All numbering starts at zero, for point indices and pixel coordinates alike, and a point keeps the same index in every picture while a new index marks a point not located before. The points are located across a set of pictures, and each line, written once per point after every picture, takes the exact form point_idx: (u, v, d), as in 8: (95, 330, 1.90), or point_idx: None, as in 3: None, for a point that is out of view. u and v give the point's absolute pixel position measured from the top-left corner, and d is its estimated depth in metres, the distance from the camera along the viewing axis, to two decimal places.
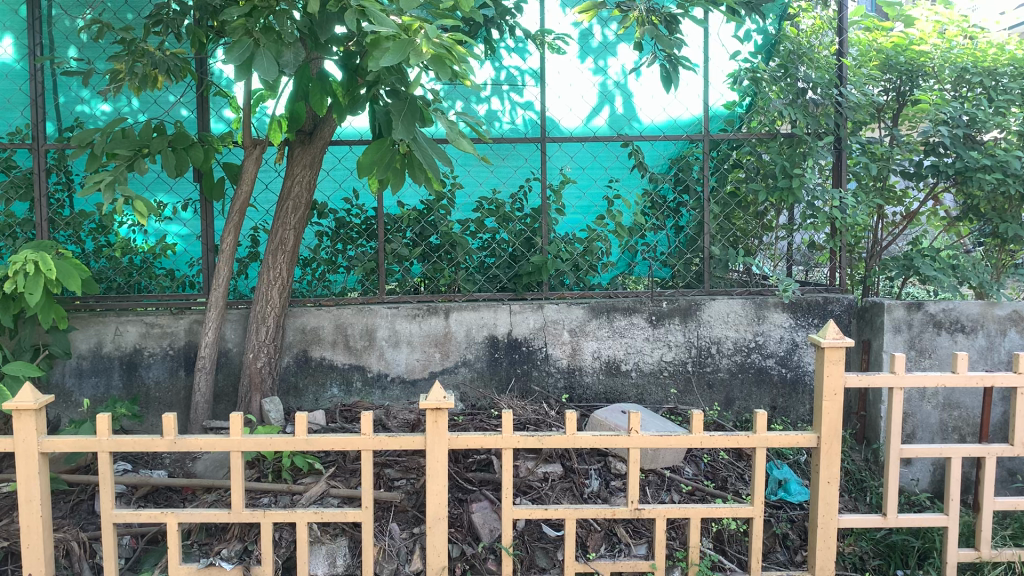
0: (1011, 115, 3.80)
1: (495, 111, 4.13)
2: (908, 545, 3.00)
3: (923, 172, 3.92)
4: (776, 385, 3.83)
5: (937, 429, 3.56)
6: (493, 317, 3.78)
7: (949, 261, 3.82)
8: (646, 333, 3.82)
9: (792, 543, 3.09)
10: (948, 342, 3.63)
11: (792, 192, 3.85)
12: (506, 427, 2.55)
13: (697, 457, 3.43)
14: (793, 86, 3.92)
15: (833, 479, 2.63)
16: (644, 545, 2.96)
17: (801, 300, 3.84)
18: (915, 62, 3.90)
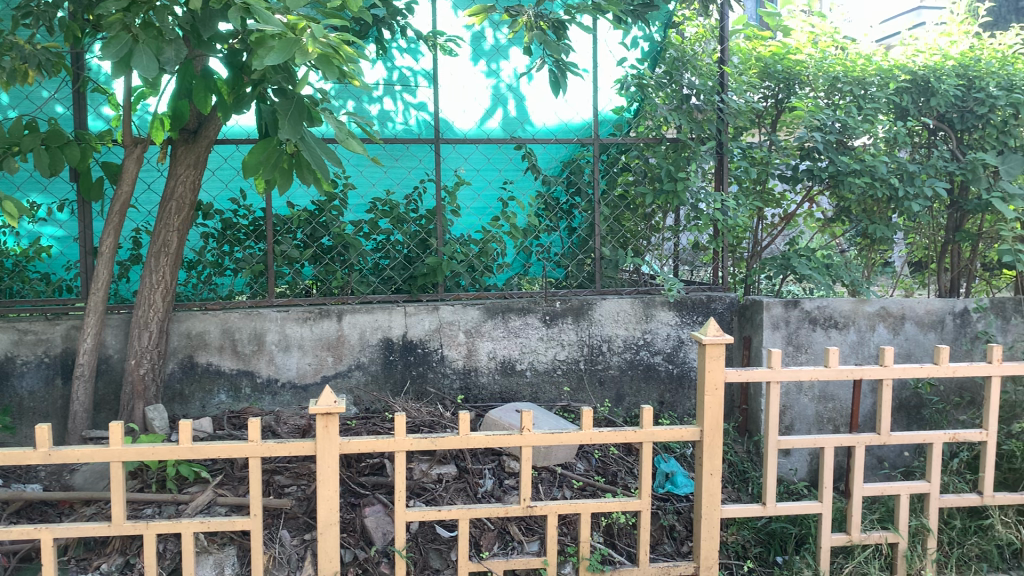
0: (878, 123, 4.00)
1: (388, 112, 4.06)
2: (787, 532, 3.14)
3: (799, 175, 4.13)
4: (664, 380, 3.95)
5: (813, 420, 3.74)
6: (387, 319, 3.75)
7: (823, 261, 4.03)
8: (540, 332, 3.87)
9: (678, 534, 3.20)
10: (822, 338, 3.81)
11: (676, 194, 4.00)
12: (399, 429, 2.57)
13: (589, 453, 3.49)
14: (678, 93, 4.04)
15: (716, 471, 2.75)
16: (537, 542, 3.01)
17: (686, 299, 3.96)
18: (791, 70, 4.07)
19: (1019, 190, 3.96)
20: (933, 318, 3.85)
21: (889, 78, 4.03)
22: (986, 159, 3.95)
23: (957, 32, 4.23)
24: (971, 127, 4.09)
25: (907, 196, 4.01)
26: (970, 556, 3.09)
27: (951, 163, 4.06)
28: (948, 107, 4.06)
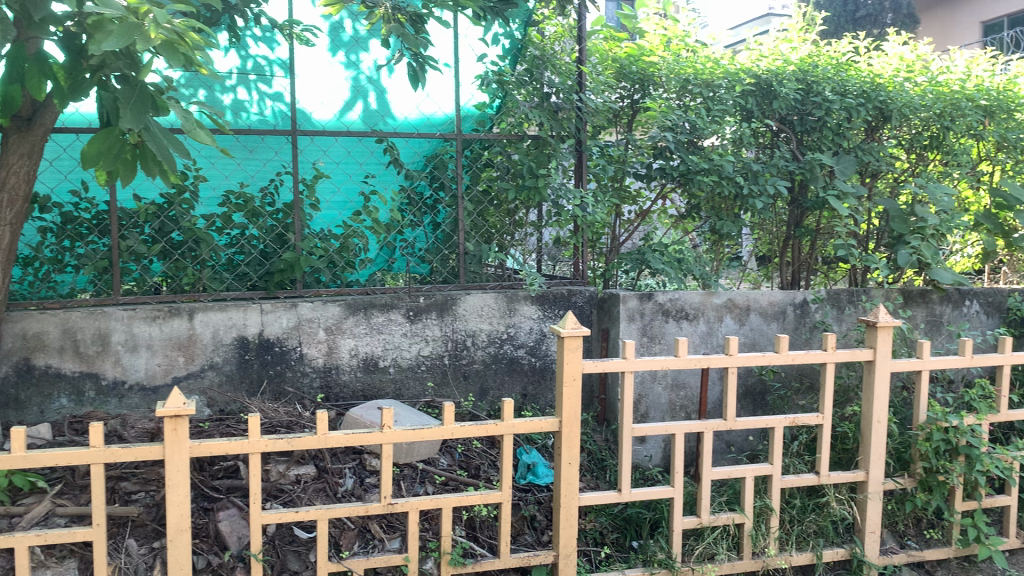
0: (725, 124, 4.21)
1: (242, 101, 3.86)
2: (642, 516, 3.25)
3: (652, 173, 4.28)
4: (527, 373, 4.00)
5: (667, 408, 3.88)
6: (242, 317, 3.63)
7: (675, 256, 4.23)
8: (404, 328, 3.83)
9: (538, 523, 3.26)
10: (674, 329, 3.96)
11: (537, 191, 4.05)
12: (254, 432, 2.50)
13: (451, 448, 3.50)
14: (538, 91, 4.13)
15: (573, 460, 2.84)
16: (398, 539, 2.98)
17: (548, 293, 4.03)
18: (645, 72, 4.22)
19: (851, 189, 4.24)
20: (775, 309, 4.07)
21: (736, 81, 4.23)
22: (822, 160, 4.22)
23: (797, 39, 4.49)
24: (809, 129, 4.36)
25: (751, 193, 4.23)
26: (809, 533, 3.30)
27: (791, 162, 4.31)
28: (789, 110, 4.30)
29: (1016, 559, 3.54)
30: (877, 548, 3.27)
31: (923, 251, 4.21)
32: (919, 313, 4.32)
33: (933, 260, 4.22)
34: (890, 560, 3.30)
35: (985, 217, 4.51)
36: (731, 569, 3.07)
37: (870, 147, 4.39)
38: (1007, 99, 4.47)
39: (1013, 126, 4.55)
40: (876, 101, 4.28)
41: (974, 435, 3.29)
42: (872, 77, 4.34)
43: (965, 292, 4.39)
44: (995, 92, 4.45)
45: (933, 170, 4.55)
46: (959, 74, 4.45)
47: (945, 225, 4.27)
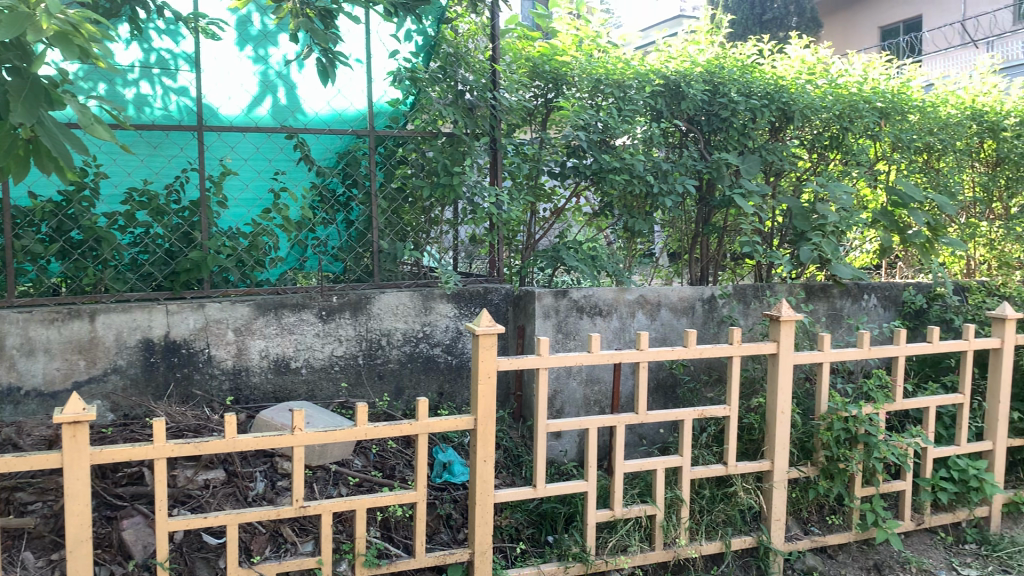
0: (636, 124, 4.28)
1: (145, 96, 3.75)
2: (557, 511, 3.29)
3: (566, 172, 4.31)
4: (443, 371, 3.99)
5: (581, 403, 3.92)
6: (146, 319, 3.51)
7: (589, 253, 4.29)
8: (316, 328, 3.77)
9: (454, 521, 3.25)
10: (588, 325, 4.00)
11: (452, 188, 4.04)
12: (159, 436, 2.42)
13: (366, 449, 3.46)
14: (453, 88, 4.09)
15: (489, 457, 2.86)
16: (311, 542, 2.94)
17: (463, 291, 4.03)
18: (558, 71, 4.24)
19: (756, 187, 4.37)
20: (685, 304, 4.17)
21: (646, 82, 4.30)
22: (728, 159, 4.34)
23: (703, 41, 4.61)
24: (715, 129, 4.47)
25: (661, 192, 4.32)
26: (718, 522, 3.38)
27: (699, 162, 4.41)
28: (697, 110, 4.41)
29: (910, 541, 3.72)
30: (782, 535, 3.39)
31: (824, 247, 4.37)
32: (821, 307, 4.48)
33: (833, 256, 4.39)
34: (794, 546, 3.43)
35: (882, 214, 4.69)
36: (643, 559, 3.14)
37: (774, 148, 4.54)
38: (901, 102, 4.71)
39: (905, 127, 4.82)
40: (779, 103, 4.42)
41: (872, 424, 3.42)
42: (776, 78, 4.48)
43: (864, 286, 4.58)
44: (891, 94, 4.66)
45: (833, 169, 4.74)
46: (856, 77, 4.67)
47: (845, 223, 4.45)
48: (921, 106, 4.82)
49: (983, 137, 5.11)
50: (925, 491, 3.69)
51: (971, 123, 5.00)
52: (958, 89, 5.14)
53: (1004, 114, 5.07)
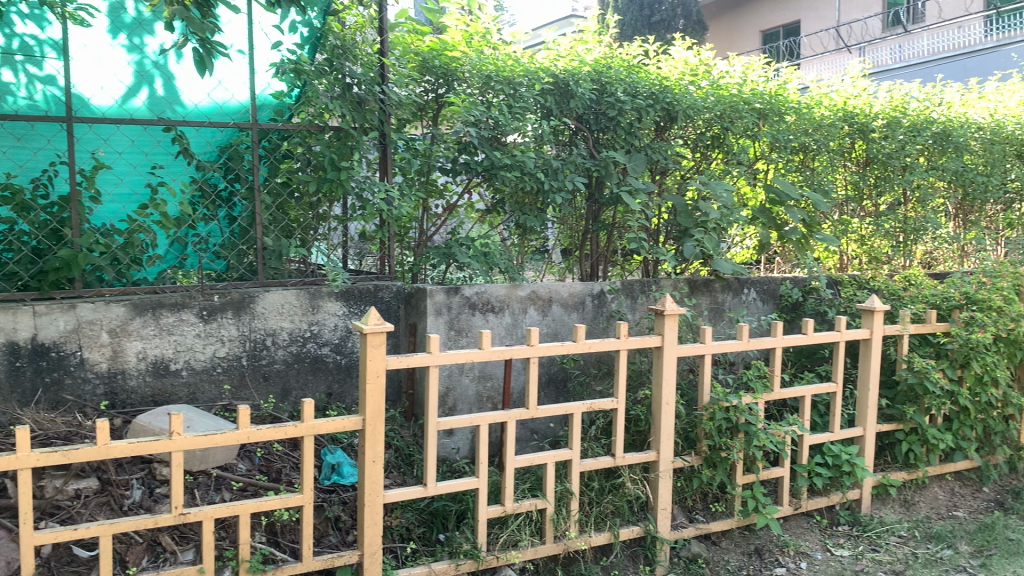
0: (527, 122, 4.26)
1: (7, 84, 3.56)
2: (448, 509, 3.27)
3: (458, 168, 4.26)
4: (331, 371, 3.91)
5: (474, 400, 3.88)
6: (11, 321, 3.31)
7: (481, 249, 4.28)
8: (197, 329, 3.64)
9: (343, 524, 3.19)
10: (481, 322, 3.94)
11: (340, 184, 3.94)
12: (22, 446, 2.28)
13: (251, 452, 3.37)
14: (340, 81, 3.95)
15: (377, 458, 2.83)
16: (192, 550, 2.83)
17: (352, 289, 3.95)
18: (448, 66, 4.21)
19: (642, 185, 4.47)
20: (575, 300, 4.21)
21: (535, 80, 4.31)
22: (615, 158, 4.41)
23: (591, 41, 4.67)
24: (603, 128, 4.54)
25: (551, 189, 4.34)
26: (606, 513, 3.44)
27: (587, 160, 4.46)
28: (585, 109, 4.45)
29: (789, 525, 3.89)
30: (668, 523, 3.48)
31: (705, 243, 4.52)
32: (703, 301, 4.62)
33: (714, 252, 4.55)
34: (680, 534, 3.52)
35: (760, 211, 4.92)
36: (534, 553, 3.16)
37: (659, 147, 4.65)
38: (778, 103, 4.90)
39: (783, 127, 5.01)
40: (664, 103, 4.52)
41: (751, 413, 3.57)
42: (660, 79, 4.59)
43: (744, 280, 4.76)
44: (768, 96, 4.83)
45: (715, 168, 4.89)
46: (737, 79, 4.83)
47: (725, 219, 4.61)
48: (797, 107, 5.03)
49: (853, 139, 5.40)
50: (802, 476, 3.85)
51: (843, 125, 5.27)
52: (831, 91, 5.41)
53: (871, 116, 5.37)
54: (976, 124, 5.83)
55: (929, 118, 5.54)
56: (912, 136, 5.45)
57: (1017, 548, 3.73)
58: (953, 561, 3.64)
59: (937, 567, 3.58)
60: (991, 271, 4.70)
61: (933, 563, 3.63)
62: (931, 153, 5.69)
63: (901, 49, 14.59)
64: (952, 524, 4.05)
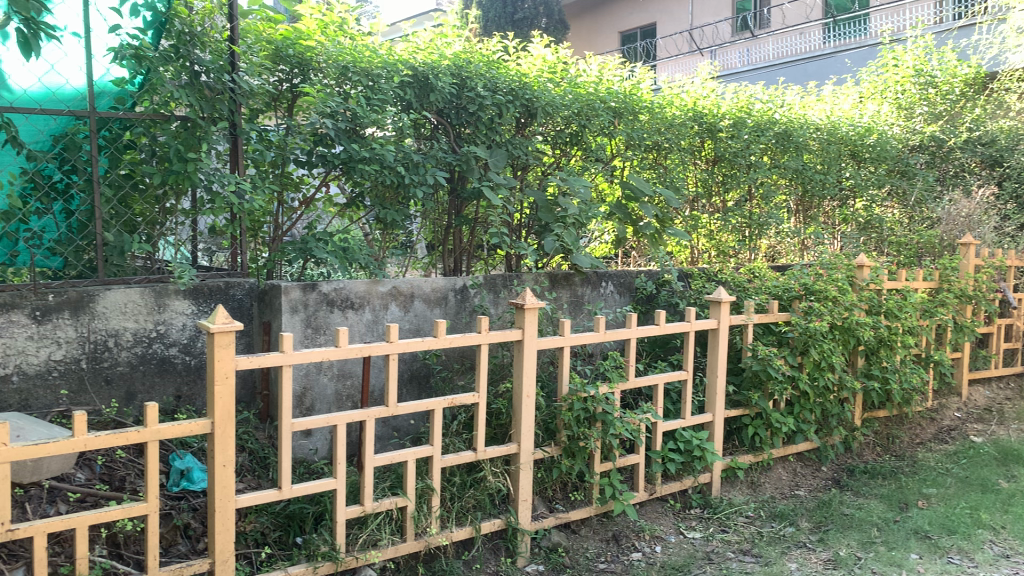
0: (386, 115, 4.13)
1: None
2: (305, 511, 3.18)
3: (313, 161, 4.13)
4: (180, 373, 3.73)
5: (333, 399, 3.78)
6: None
7: (339, 245, 4.15)
8: (29, 331, 3.39)
9: (193, 531, 3.06)
10: (340, 319, 3.84)
11: (187, 176, 3.73)
12: None
13: (91, 461, 3.18)
14: (187, 68, 3.75)
15: (228, 462, 2.73)
16: (21, 569, 2.64)
17: (201, 286, 3.78)
18: (303, 55, 4.09)
19: (504, 180, 4.48)
20: (437, 295, 4.18)
21: (394, 72, 4.23)
22: (476, 153, 4.40)
23: (450, 34, 4.65)
24: (464, 122, 4.52)
25: (412, 183, 4.28)
26: (467, 507, 3.42)
27: (449, 154, 4.43)
28: (445, 103, 4.42)
29: (645, 510, 4.01)
30: (528, 514, 3.52)
31: (565, 238, 4.59)
32: (564, 295, 4.70)
33: (573, 246, 4.64)
34: (540, 525, 3.57)
35: (617, 208, 5.00)
36: (395, 552, 3.13)
37: (519, 143, 4.67)
38: (632, 103, 5.07)
39: (637, 126, 5.16)
40: (523, 99, 4.56)
41: (607, 402, 3.64)
42: (519, 76, 4.63)
43: (602, 274, 4.88)
44: (622, 95, 5.00)
45: (574, 164, 4.99)
46: (593, 78, 5.00)
47: (583, 215, 4.71)
48: (649, 107, 5.20)
49: (702, 138, 5.63)
50: (655, 462, 4.00)
51: (693, 124, 5.49)
52: (682, 92, 5.65)
53: (719, 117, 5.62)
54: (813, 125, 6.23)
55: (772, 119, 5.86)
56: (756, 136, 5.76)
57: (851, 523, 3.99)
58: (794, 538, 3.85)
59: (780, 544, 3.79)
60: (827, 263, 5.00)
61: (776, 540, 3.83)
62: (773, 152, 6.00)
63: (749, 52, 15.30)
64: (794, 502, 4.30)
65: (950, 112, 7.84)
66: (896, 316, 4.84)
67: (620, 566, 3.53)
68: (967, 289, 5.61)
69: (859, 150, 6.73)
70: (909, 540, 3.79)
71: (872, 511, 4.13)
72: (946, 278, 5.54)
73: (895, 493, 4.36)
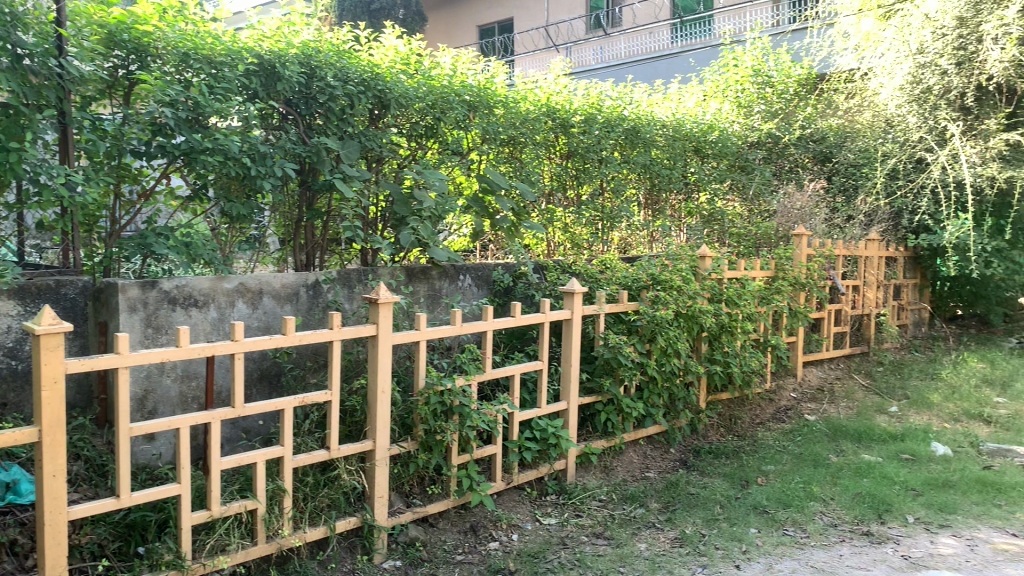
0: (231, 103, 3.99)
1: None
2: (147, 519, 3.03)
3: (153, 152, 3.88)
4: (5, 379, 3.47)
5: (177, 401, 3.61)
6: None
7: (182, 240, 3.98)
8: None
9: (21, 547, 2.87)
10: (182, 318, 3.67)
11: (9, 168, 3.41)
12: None
13: None
14: (9, 52, 3.38)
15: (58, 472, 2.56)
16: None
17: (28, 286, 3.53)
18: (140, 41, 3.83)
19: (357, 173, 4.44)
20: (287, 291, 4.07)
21: (238, 60, 4.06)
22: (327, 144, 4.30)
23: (298, 23, 4.54)
24: (314, 113, 4.41)
25: (259, 175, 4.12)
26: (321, 507, 3.36)
27: (298, 146, 4.31)
28: (292, 93, 4.29)
29: (502, 499, 4.06)
30: (384, 511, 3.50)
31: (421, 231, 4.56)
32: (421, 289, 4.68)
33: (430, 239, 4.60)
34: (397, 520, 3.55)
35: (474, 201, 5.01)
36: (244, 556, 3.04)
37: (373, 134, 4.60)
38: (486, 96, 5.13)
39: (492, 120, 5.19)
40: (375, 90, 4.50)
41: (464, 395, 3.68)
42: (370, 66, 4.58)
43: (459, 267, 4.89)
44: (476, 89, 5.05)
45: (430, 157, 4.98)
46: (446, 72, 5.01)
47: (441, 208, 4.71)
48: (504, 101, 5.26)
49: (555, 133, 5.73)
50: (512, 452, 4.05)
51: (546, 119, 5.59)
52: (535, 87, 5.77)
53: (571, 112, 5.74)
54: (660, 121, 6.46)
55: (621, 115, 6.05)
56: (605, 132, 5.94)
57: (697, 501, 4.18)
58: (644, 519, 4.00)
59: (631, 525, 3.92)
60: (673, 254, 5.20)
61: (628, 522, 3.97)
62: (623, 147, 6.20)
63: (601, 50, 15.66)
64: (644, 484, 4.46)
65: (784, 110, 8.36)
66: (735, 303, 5.13)
67: (477, 556, 3.55)
68: (800, 277, 5.98)
69: (703, 146, 7.05)
70: (750, 515, 4.01)
71: (716, 490, 4.34)
72: (781, 268, 5.88)
73: (737, 471, 4.60)
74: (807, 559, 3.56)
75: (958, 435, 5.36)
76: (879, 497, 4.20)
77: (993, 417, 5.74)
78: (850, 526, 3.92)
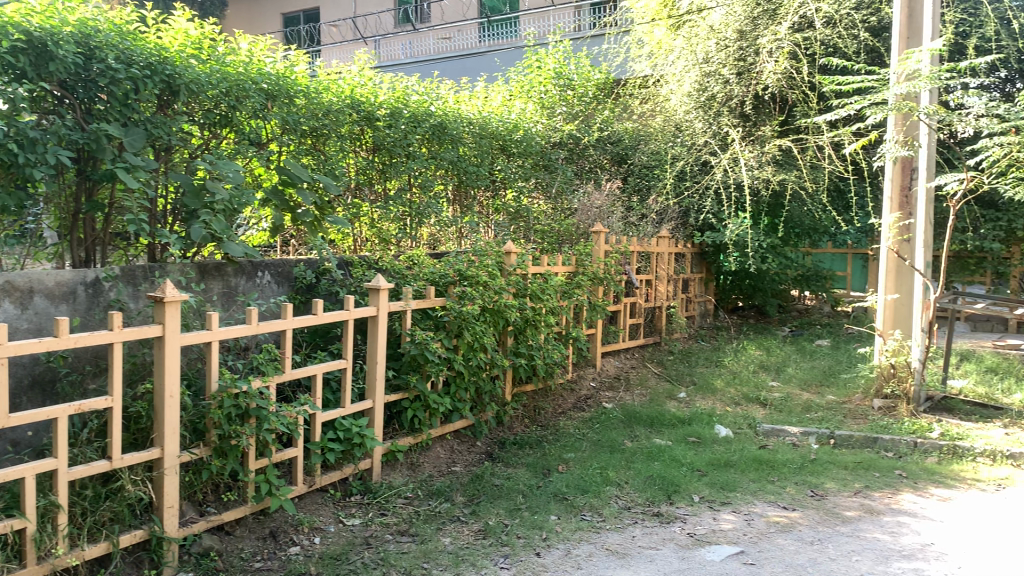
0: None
1: None
2: None
3: None
4: None
5: None
6: None
7: None
8: None
9: None
10: None
11: None
12: None
13: None
14: None
15: None
16: None
17: None
18: None
19: (142, 162, 4.09)
20: (63, 290, 3.75)
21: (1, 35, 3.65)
22: (108, 130, 3.96)
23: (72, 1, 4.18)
24: (94, 97, 4.07)
25: (29, 162, 3.74)
26: (102, 521, 3.12)
27: (74, 132, 3.95)
28: (68, 74, 3.91)
29: (304, 502, 3.94)
30: (174, 521, 3.30)
31: (213, 226, 4.25)
32: (215, 286, 4.43)
33: (224, 235, 4.32)
34: (189, 530, 3.36)
35: (273, 193, 4.76)
36: None
37: (160, 122, 4.31)
38: (286, 86, 4.98)
39: (292, 110, 5.06)
40: (162, 75, 4.21)
41: (261, 397, 3.53)
42: (157, 50, 4.28)
43: (257, 263, 4.70)
44: (274, 77, 4.88)
45: (226, 148, 4.76)
46: (242, 58, 4.80)
47: (234, 201, 4.44)
48: (306, 91, 5.14)
49: (360, 126, 5.66)
50: (314, 454, 3.94)
51: (350, 112, 5.51)
52: (339, 78, 5.66)
53: (376, 106, 5.70)
54: (466, 119, 6.53)
55: (427, 111, 6.08)
56: (412, 127, 5.93)
57: (500, 492, 4.26)
58: (449, 513, 4.02)
59: (436, 520, 3.93)
60: (479, 249, 5.25)
61: (432, 517, 3.98)
62: (430, 143, 6.23)
63: (410, 45, 15.59)
64: (449, 479, 4.49)
65: (584, 112, 8.67)
66: (539, 298, 5.29)
67: (277, 562, 3.44)
68: (598, 272, 6.24)
69: (508, 145, 7.22)
70: (550, 503, 4.13)
71: (519, 480, 4.45)
72: (582, 263, 6.11)
73: (540, 461, 4.73)
74: (602, 542, 3.71)
75: (738, 417, 5.79)
76: (669, 479, 4.45)
77: (768, 400, 6.26)
78: (642, 508, 4.13)
